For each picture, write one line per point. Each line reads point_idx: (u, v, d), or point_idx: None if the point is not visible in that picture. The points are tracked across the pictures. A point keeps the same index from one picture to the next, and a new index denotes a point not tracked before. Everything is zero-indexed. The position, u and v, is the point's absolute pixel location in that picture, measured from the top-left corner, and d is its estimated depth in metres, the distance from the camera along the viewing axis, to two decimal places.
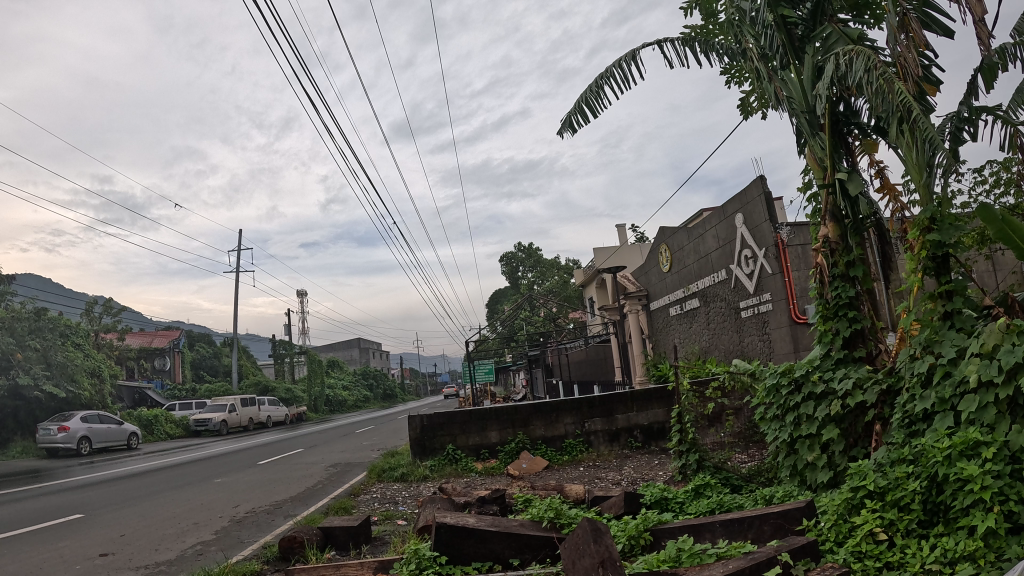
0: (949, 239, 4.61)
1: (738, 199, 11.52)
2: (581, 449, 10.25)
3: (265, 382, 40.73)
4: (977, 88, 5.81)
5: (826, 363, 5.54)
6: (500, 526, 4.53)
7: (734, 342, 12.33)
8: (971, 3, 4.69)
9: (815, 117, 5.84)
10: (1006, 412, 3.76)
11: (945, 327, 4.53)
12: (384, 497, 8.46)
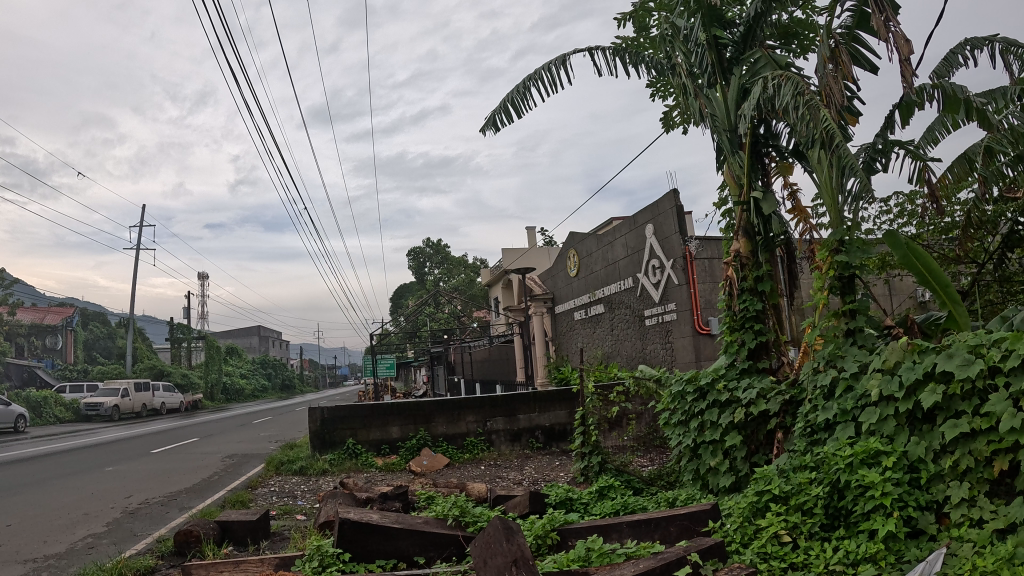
0: (855, 262, 4.89)
1: (649, 210, 11.78)
2: (481, 447, 10.29)
3: (161, 366, 39.10)
4: (894, 122, 6.13)
5: (731, 373, 5.74)
6: (405, 523, 4.49)
7: (637, 349, 12.59)
8: (899, 43, 4.94)
9: (737, 136, 6.07)
10: (904, 425, 3.99)
11: (848, 343, 4.78)
12: (282, 490, 8.26)
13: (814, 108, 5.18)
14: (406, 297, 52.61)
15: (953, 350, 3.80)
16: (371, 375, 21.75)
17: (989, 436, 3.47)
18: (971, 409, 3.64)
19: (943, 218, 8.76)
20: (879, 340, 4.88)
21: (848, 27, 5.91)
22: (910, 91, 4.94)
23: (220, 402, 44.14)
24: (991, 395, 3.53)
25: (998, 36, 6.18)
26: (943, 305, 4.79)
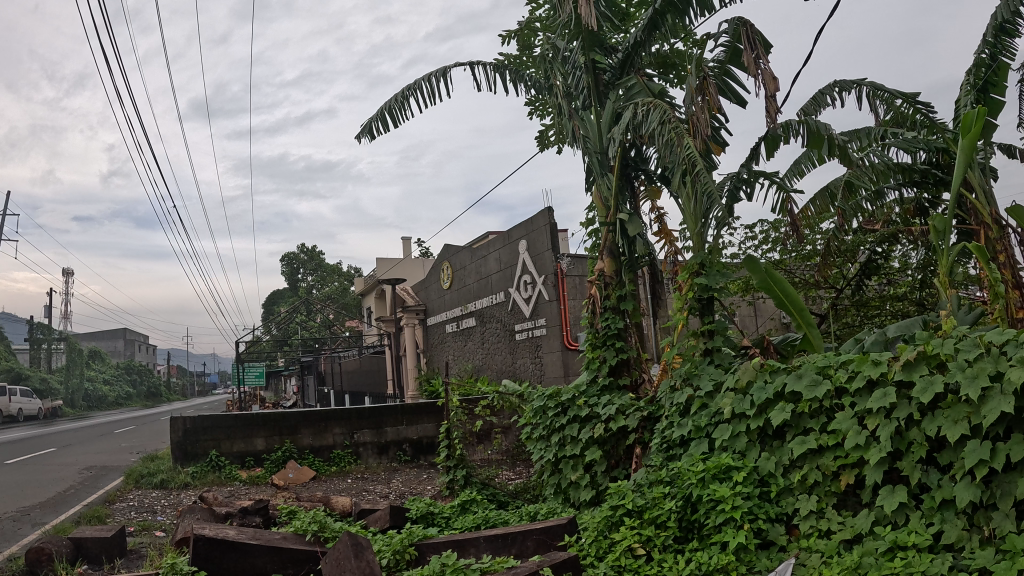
0: (715, 285, 5.07)
1: (523, 226, 11.94)
2: (349, 460, 10.10)
3: (16, 369, 36.41)
4: (759, 154, 6.46)
5: (592, 389, 5.86)
6: (262, 539, 4.32)
7: (506, 363, 12.69)
8: (766, 80, 5.23)
9: (606, 159, 6.26)
10: (755, 441, 4.30)
11: (704, 362, 4.98)
12: (143, 505, 7.82)
13: (681, 136, 5.40)
14: (281, 304, 51.31)
15: (803, 370, 4.10)
16: (239, 384, 20.99)
17: (835, 452, 3.83)
18: (819, 426, 3.97)
19: (803, 246, 9.31)
20: (736, 360, 5.10)
21: (721, 62, 6.20)
22: (773, 126, 5.22)
23: (80, 409, 41.51)
24: (837, 414, 3.87)
25: (866, 81, 6.48)
26: (799, 326, 5.04)
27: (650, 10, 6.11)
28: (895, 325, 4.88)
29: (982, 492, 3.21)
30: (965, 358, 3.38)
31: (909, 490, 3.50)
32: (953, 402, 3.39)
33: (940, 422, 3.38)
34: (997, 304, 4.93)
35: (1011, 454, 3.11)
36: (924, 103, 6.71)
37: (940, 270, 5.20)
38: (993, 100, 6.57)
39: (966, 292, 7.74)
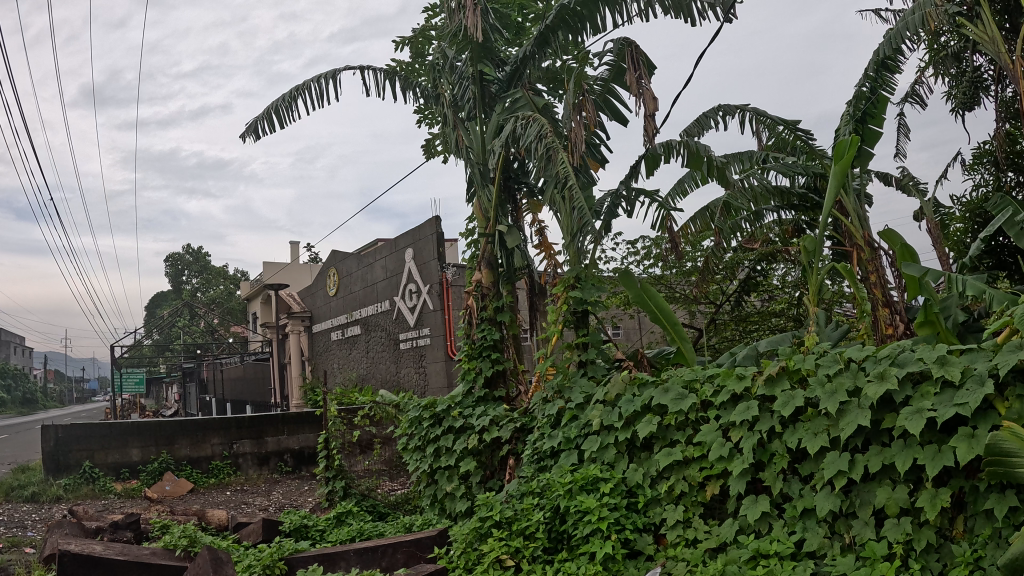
0: (589, 298, 5.31)
1: (409, 234, 11.89)
2: (228, 471, 10.01)
3: None
4: (640, 172, 6.54)
5: (468, 400, 5.97)
6: (131, 554, 4.14)
7: (390, 372, 12.62)
8: (646, 100, 5.44)
9: (486, 172, 6.43)
10: (624, 453, 4.64)
11: (578, 374, 5.28)
12: (11, 520, 7.32)
13: (559, 151, 5.48)
14: (163, 307, 49.49)
15: (669, 385, 4.46)
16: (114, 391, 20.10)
17: (701, 464, 4.20)
18: (684, 438, 4.35)
19: (684, 262, 9.71)
20: (610, 371, 5.37)
21: (605, 79, 6.33)
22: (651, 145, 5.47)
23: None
24: (703, 426, 4.27)
25: (748, 106, 6.60)
26: (673, 339, 5.23)
27: (540, 25, 6.13)
28: (765, 338, 5.22)
29: (840, 501, 3.66)
30: (825, 373, 3.83)
31: (771, 499, 3.92)
32: (813, 415, 3.83)
33: (802, 434, 3.82)
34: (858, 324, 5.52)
35: (869, 465, 3.58)
36: (802, 131, 7.05)
37: (809, 286, 5.38)
38: (870, 130, 6.97)
39: (838, 310, 8.26)
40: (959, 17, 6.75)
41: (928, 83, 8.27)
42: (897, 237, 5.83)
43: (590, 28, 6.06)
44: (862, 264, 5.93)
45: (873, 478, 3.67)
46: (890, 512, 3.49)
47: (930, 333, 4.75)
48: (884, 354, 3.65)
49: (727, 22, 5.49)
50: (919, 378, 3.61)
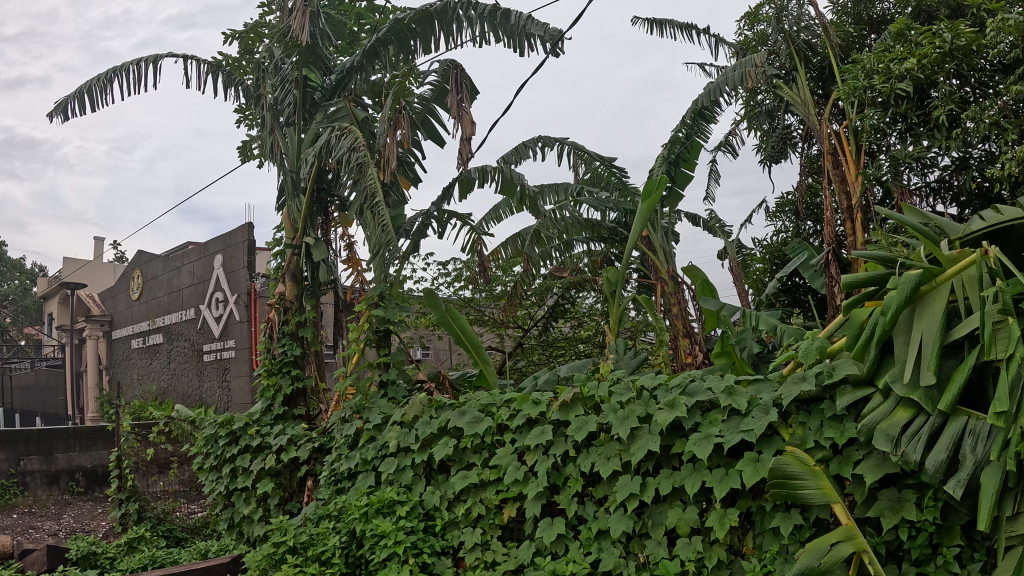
0: (392, 317, 5.46)
1: (219, 240, 11.37)
2: (14, 491, 10.38)
3: None
4: (452, 194, 6.53)
5: (266, 418, 5.84)
6: None
7: (194, 385, 12.09)
8: (464, 121, 5.49)
9: (298, 181, 6.28)
10: (421, 476, 4.88)
11: (377, 395, 5.33)
12: None
13: (370, 165, 5.56)
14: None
15: (466, 408, 4.78)
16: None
17: (497, 487, 4.54)
18: (481, 461, 4.68)
19: (494, 286, 9.80)
20: (411, 392, 5.45)
21: (426, 99, 6.34)
22: (462, 169, 5.60)
23: None
24: (498, 449, 4.62)
25: (568, 139, 6.73)
26: (475, 363, 5.53)
27: (372, 38, 6.16)
28: (568, 364, 6.16)
29: (633, 523, 4.07)
30: (618, 400, 4.27)
31: (566, 521, 4.32)
32: (606, 440, 4.29)
33: (596, 458, 4.26)
34: (661, 352, 6.03)
35: (659, 488, 4.01)
36: (618, 168, 7.39)
37: (613, 317, 6.49)
38: (682, 174, 7.48)
39: (642, 338, 8.56)
40: (776, 78, 7.28)
41: (741, 134, 8.92)
42: (698, 272, 6.68)
43: (421, 48, 6.20)
44: (667, 296, 6.71)
45: (664, 500, 4.11)
46: (682, 532, 3.91)
47: (726, 363, 5.12)
48: (675, 384, 4.14)
49: (555, 55, 5.60)
50: (705, 405, 4.11)
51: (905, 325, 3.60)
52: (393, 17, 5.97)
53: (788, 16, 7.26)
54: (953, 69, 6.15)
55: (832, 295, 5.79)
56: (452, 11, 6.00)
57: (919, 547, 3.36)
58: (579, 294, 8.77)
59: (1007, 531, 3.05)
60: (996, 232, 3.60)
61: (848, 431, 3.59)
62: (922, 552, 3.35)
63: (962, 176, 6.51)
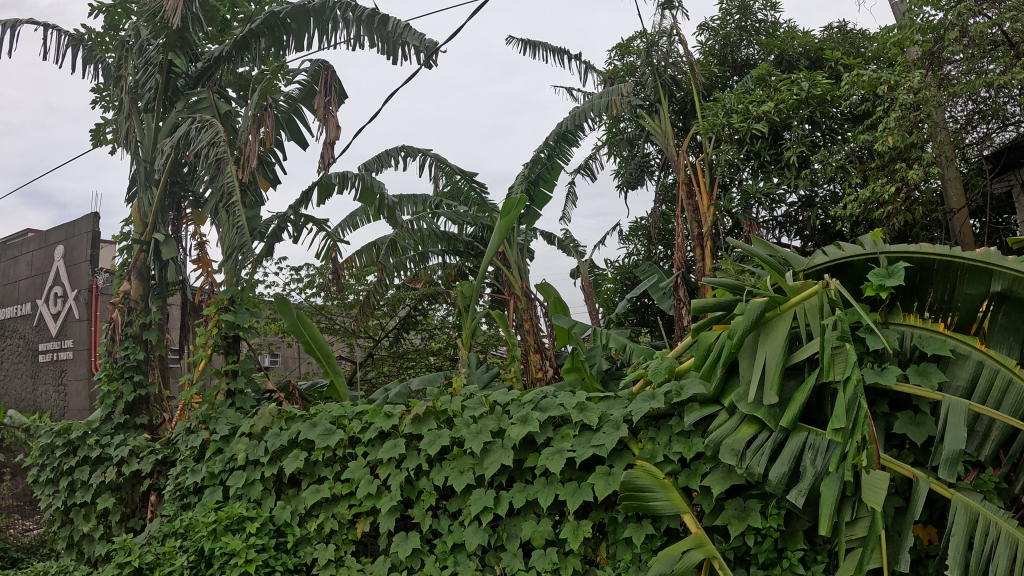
0: (241, 323, 5.24)
1: (60, 229, 10.29)
2: None
3: None
4: (310, 199, 6.41)
5: (105, 427, 5.44)
6: None
7: (26, 389, 10.94)
8: (328, 123, 5.40)
9: (151, 171, 6.49)
10: (271, 489, 4.68)
11: (224, 405, 5.07)
12: None
13: (228, 162, 5.51)
14: None
15: (317, 420, 4.59)
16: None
17: (350, 501, 4.41)
18: (332, 475, 4.52)
19: (347, 295, 9.99)
20: (258, 402, 5.28)
21: (293, 98, 6.42)
22: (323, 172, 5.44)
23: None
24: (350, 462, 4.48)
25: (430, 151, 6.71)
26: (326, 372, 5.30)
27: (245, 29, 6.22)
28: (420, 377, 6.10)
29: (488, 536, 4.06)
30: (471, 415, 4.26)
31: (420, 535, 4.25)
32: (459, 454, 4.26)
33: (449, 472, 4.22)
34: (512, 366, 6.14)
35: (513, 502, 4.04)
36: (478, 183, 7.44)
37: (465, 331, 6.48)
38: (540, 193, 7.64)
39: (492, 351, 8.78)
40: (641, 108, 7.78)
41: (601, 159, 9.45)
42: (551, 290, 6.87)
43: (294, 44, 6.32)
44: (520, 311, 6.89)
45: (518, 512, 4.14)
46: (537, 543, 3.95)
47: (576, 378, 5.25)
48: (528, 400, 4.20)
49: (426, 65, 5.83)
50: (557, 420, 4.17)
51: (750, 348, 3.85)
52: (269, 9, 6.07)
53: (657, 52, 7.83)
54: (804, 115, 7.62)
55: (680, 315, 6.39)
56: (329, 11, 6.20)
57: (765, 552, 3.60)
58: (430, 307, 9.36)
59: (846, 535, 3.35)
60: (836, 266, 3.95)
61: (695, 445, 3.77)
62: (768, 556, 3.59)
63: (806, 211, 8.03)
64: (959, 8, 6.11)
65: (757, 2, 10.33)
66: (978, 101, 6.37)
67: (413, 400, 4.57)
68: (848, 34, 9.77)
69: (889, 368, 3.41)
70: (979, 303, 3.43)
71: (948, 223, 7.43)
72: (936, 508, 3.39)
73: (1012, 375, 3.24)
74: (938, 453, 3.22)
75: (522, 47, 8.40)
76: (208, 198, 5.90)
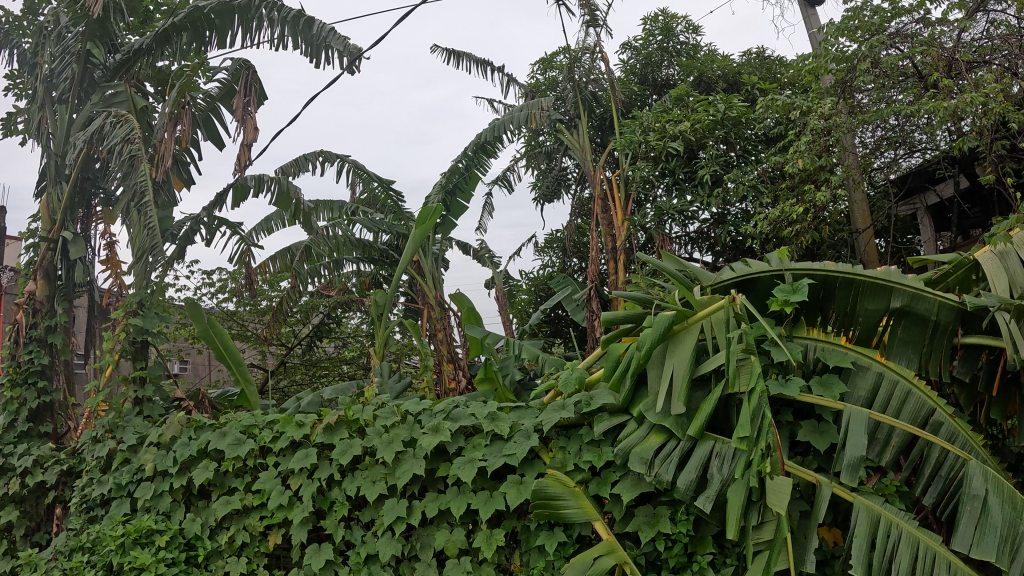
0: (150, 328, 5.09)
1: None
2: None
3: None
4: (224, 202, 6.46)
5: (8, 436, 5.35)
6: None
7: None
8: (246, 126, 5.49)
9: (62, 166, 6.39)
10: (180, 501, 4.51)
11: (132, 413, 4.89)
12: None
13: (144, 160, 5.58)
14: None
15: (227, 429, 4.43)
16: None
17: (262, 513, 4.27)
18: (243, 486, 4.37)
19: (260, 301, 10.23)
20: (166, 411, 5.13)
21: (212, 96, 6.47)
22: (239, 175, 5.50)
23: None
24: (261, 473, 4.33)
25: (348, 156, 6.62)
26: (236, 381, 5.15)
27: (165, 22, 6.08)
28: (332, 387, 5.97)
29: (402, 546, 3.99)
30: (382, 425, 4.16)
31: (333, 547, 4.14)
32: (371, 463, 4.16)
33: (361, 482, 4.12)
34: (426, 376, 6.11)
35: (426, 511, 3.99)
36: (395, 192, 7.49)
37: (378, 340, 6.37)
38: (457, 204, 7.70)
39: (404, 362, 8.70)
40: (560, 123, 7.96)
41: (518, 172, 9.55)
42: (464, 300, 6.88)
43: (216, 41, 6.24)
44: (433, 321, 6.85)
45: (432, 522, 4.10)
46: (450, 553, 3.91)
47: (488, 389, 5.18)
48: (439, 410, 4.13)
49: (350, 71, 5.95)
50: (468, 430, 4.14)
51: (658, 360, 3.88)
52: (194, 3, 6.00)
53: (579, 68, 8.02)
54: (719, 135, 7.98)
55: (592, 326, 6.58)
56: (255, 9, 6.18)
57: (675, 556, 3.62)
58: (343, 315, 9.33)
59: (753, 538, 3.38)
60: (742, 282, 4.01)
61: (606, 454, 3.82)
62: (679, 560, 3.61)
63: (718, 228, 8.38)
64: (872, 41, 6.58)
65: (680, 25, 10.72)
66: (886, 128, 6.76)
67: (325, 409, 4.45)
68: (766, 61, 10.29)
69: (793, 380, 3.50)
70: (879, 317, 3.64)
71: (854, 242, 7.98)
72: (840, 511, 3.60)
73: (910, 386, 3.47)
74: (841, 460, 3.34)
75: (445, 57, 8.45)
76: (120, 196, 5.91)
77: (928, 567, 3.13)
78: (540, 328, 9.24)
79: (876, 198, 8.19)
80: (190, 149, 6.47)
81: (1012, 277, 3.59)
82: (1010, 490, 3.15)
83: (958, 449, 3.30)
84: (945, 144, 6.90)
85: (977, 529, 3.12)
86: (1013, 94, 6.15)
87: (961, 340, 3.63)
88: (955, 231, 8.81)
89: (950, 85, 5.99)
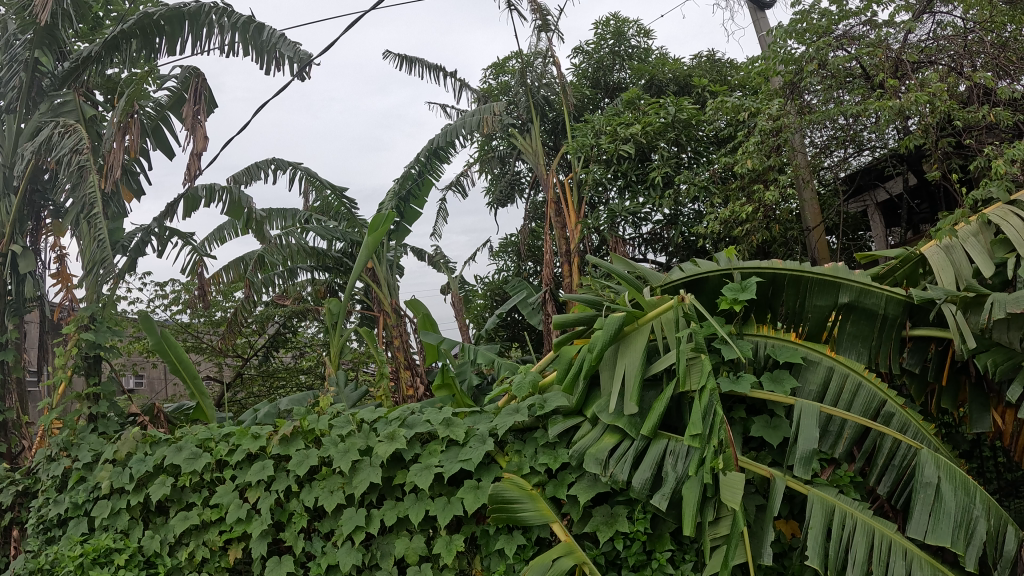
0: (103, 343, 4.97)
1: None
2: None
3: None
4: (175, 212, 6.38)
5: None
6: None
7: None
8: (196, 137, 5.42)
9: (11, 177, 6.39)
10: (136, 519, 4.45)
11: (86, 430, 4.81)
12: None
13: (92, 171, 5.52)
14: None
15: (182, 443, 4.34)
16: None
17: (219, 527, 4.19)
18: (200, 500, 4.29)
19: (213, 311, 10.22)
20: (121, 426, 5.04)
21: (161, 105, 6.41)
22: (189, 184, 5.48)
23: None
24: (217, 487, 4.24)
25: (299, 164, 6.54)
26: (192, 394, 5.08)
27: (114, 29, 5.88)
28: (288, 397, 5.89)
29: (361, 556, 3.93)
30: (337, 433, 4.08)
31: (293, 559, 4.07)
32: (328, 473, 4.08)
33: (318, 492, 4.04)
34: (382, 384, 5.83)
35: (385, 519, 3.92)
36: (347, 200, 7.50)
37: (332, 350, 6.28)
38: (411, 210, 7.73)
39: (362, 371, 8.71)
40: (512, 127, 8.12)
41: (471, 176, 9.59)
42: (420, 307, 6.82)
43: (166, 47, 6.14)
44: (389, 329, 6.89)
45: (391, 530, 4.04)
46: (410, 560, 3.86)
47: (447, 395, 5.06)
48: (395, 417, 4.08)
49: (300, 77, 6.03)
50: (425, 437, 4.08)
51: (610, 361, 3.89)
52: (144, 10, 5.85)
53: (531, 72, 8.22)
54: (669, 137, 8.16)
55: (548, 329, 6.61)
56: (206, 15, 6.14)
57: (634, 555, 3.63)
58: (298, 324, 9.27)
59: (711, 534, 3.43)
60: (692, 281, 4.05)
61: (561, 457, 3.79)
62: (637, 559, 3.62)
63: (670, 229, 8.57)
64: (819, 43, 6.77)
65: (631, 28, 10.87)
66: (836, 128, 7.00)
67: (281, 420, 4.37)
68: (716, 64, 10.51)
69: (744, 376, 3.54)
70: (827, 313, 3.74)
71: (805, 239, 8.20)
72: (795, 502, 3.63)
73: (860, 378, 3.56)
74: (794, 454, 3.41)
75: (398, 62, 8.44)
76: (69, 206, 5.91)
77: (884, 553, 3.23)
78: (496, 332, 9.31)
79: (825, 195, 8.41)
80: (138, 159, 6.39)
81: (957, 270, 3.75)
82: (961, 476, 3.28)
83: (910, 439, 3.41)
84: (892, 142, 7.17)
85: (931, 515, 3.23)
86: (959, 92, 6.36)
87: (909, 332, 3.75)
88: (906, 226, 9.15)
89: (896, 85, 6.18)
